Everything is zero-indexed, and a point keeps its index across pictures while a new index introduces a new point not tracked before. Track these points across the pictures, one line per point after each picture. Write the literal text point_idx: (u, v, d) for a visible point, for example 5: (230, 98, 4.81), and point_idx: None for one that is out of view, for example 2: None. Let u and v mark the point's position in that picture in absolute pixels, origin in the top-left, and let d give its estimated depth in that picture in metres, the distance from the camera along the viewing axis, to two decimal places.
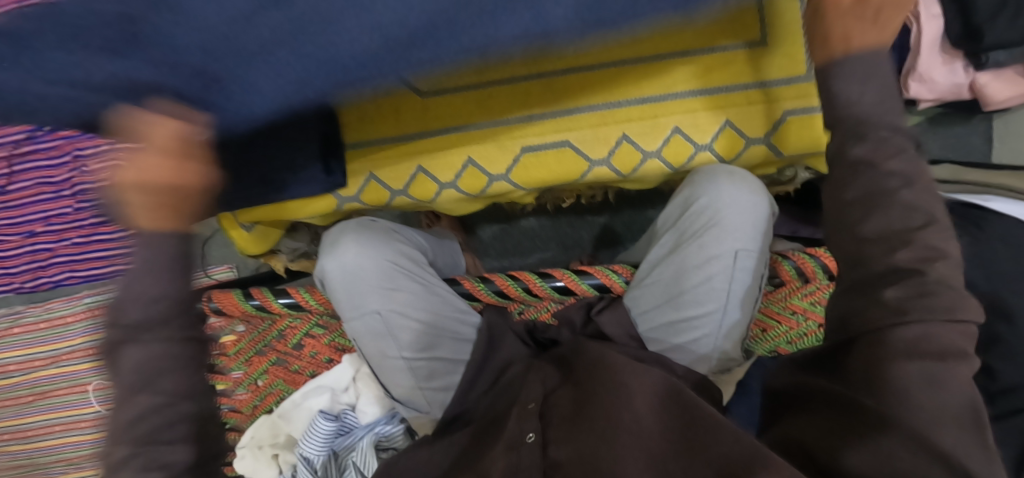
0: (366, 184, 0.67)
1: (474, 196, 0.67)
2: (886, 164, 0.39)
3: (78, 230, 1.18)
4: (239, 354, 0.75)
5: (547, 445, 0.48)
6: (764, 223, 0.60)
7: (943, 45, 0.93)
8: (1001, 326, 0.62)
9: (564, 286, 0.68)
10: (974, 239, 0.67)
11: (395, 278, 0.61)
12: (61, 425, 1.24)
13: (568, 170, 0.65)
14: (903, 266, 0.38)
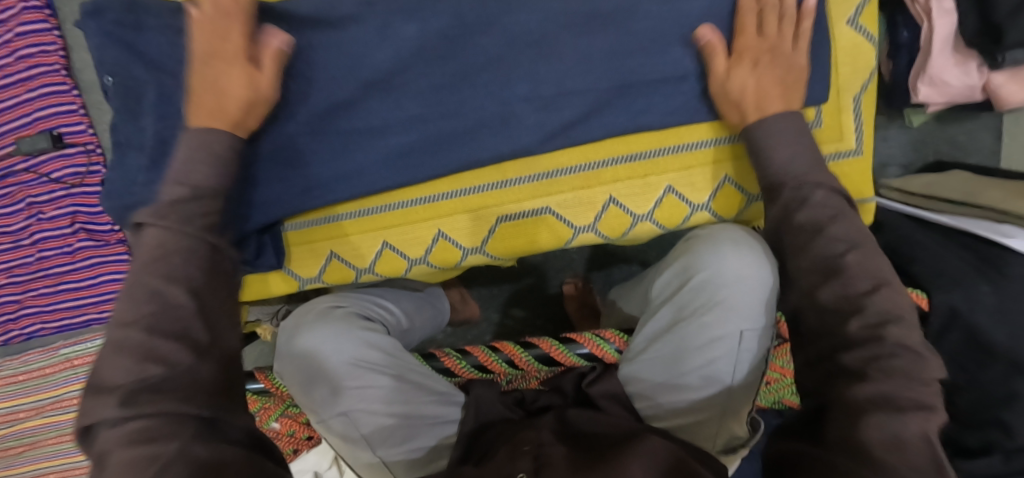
0: (327, 264, 0.61)
1: (447, 269, 0.61)
2: (830, 230, 0.43)
3: (44, 280, 1.13)
4: None
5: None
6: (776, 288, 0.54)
7: (956, 44, 0.85)
8: (1019, 382, 0.58)
9: (549, 357, 0.64)
10: (996, 289, 0.61)
11: (366, 374, 0.57)
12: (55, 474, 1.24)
13: (551, 238, 0.60)
14: (856, 338, 0.41)
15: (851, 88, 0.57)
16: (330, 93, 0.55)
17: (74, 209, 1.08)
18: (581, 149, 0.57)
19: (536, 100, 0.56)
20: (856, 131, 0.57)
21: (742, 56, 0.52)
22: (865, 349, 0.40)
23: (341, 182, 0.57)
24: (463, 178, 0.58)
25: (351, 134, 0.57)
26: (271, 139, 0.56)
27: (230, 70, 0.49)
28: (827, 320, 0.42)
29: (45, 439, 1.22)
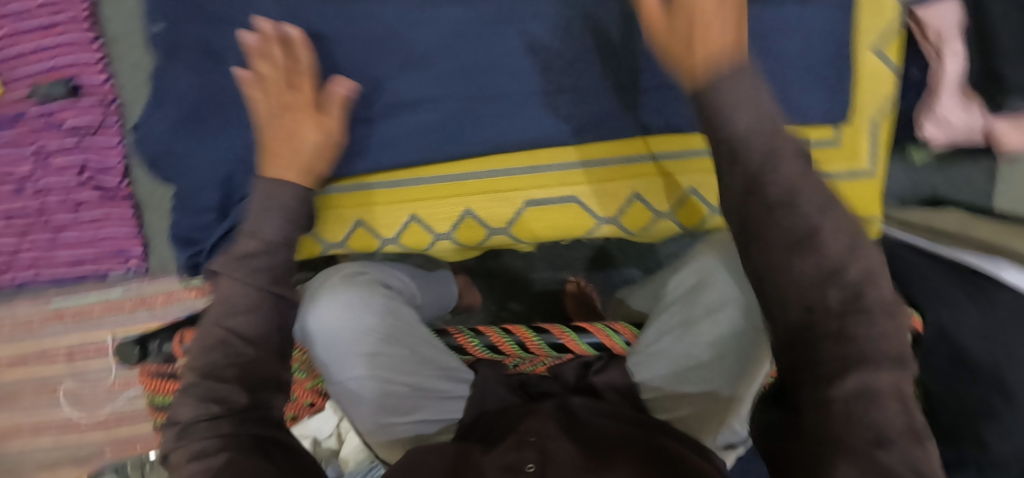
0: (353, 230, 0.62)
1: (468, 247, 0.63)
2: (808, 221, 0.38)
3: (44, 228, 1.11)
4: None
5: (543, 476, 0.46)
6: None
7: (962, 86, 0.90)
8: (998, 400, 0.63)
9: (561, 344, 0.65)
10: (983, 311, 0.65)
11: (380, 341, 0.58)
12: (31, 428, 1.21)
13: (574, 226, 0.62)
14: (856, 307, 0.37)
15: (871, 113, 0.60)
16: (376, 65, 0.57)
17: (84, 159, 1.08)
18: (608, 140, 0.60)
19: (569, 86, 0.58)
20: (872, 153, 0.60)
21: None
22: (834, 297, 0.37)
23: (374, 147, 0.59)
24: (495, 159, 0.60)
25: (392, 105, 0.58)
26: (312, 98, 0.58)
27: (304, 122, 0.51)
28: (783, 291, 0.38)
29: (26, 390, 1.20)
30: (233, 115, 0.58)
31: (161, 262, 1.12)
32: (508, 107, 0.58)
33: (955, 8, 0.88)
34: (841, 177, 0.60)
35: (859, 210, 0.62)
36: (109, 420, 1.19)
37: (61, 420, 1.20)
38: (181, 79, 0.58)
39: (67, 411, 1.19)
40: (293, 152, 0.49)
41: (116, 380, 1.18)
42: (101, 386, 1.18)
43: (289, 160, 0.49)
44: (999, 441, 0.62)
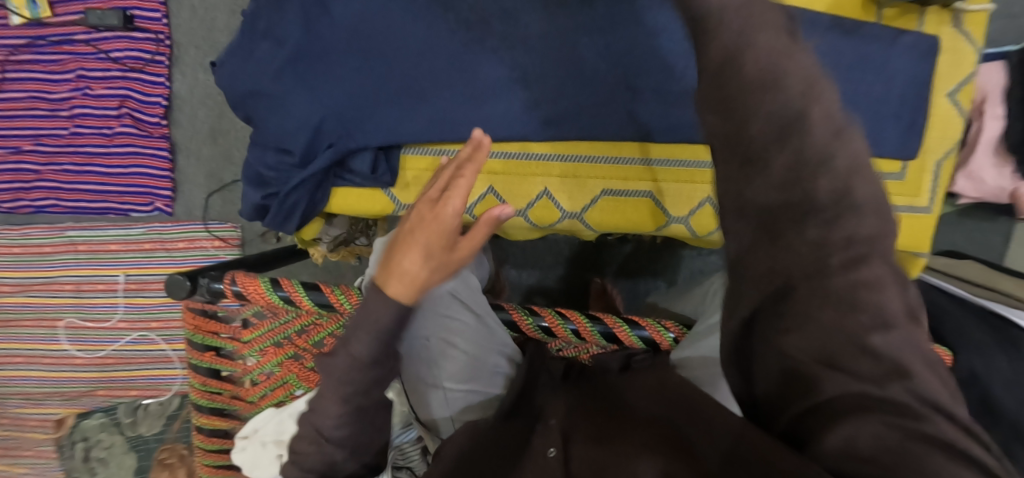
0: None
1: (541, 226, 0.65)
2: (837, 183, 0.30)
3: (70, 157, 1.08)
4: (254, 343, 0.69)
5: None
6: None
7: (1000, 147, 0.94)
8: (1015, 447, 0.65)
9: (612, 333, 0.65)
10: (1012, 358, 0.68)
11: (451, 308, 0.62)
12: (25, 357, 1.19)
13: (643, 222, 0.63)
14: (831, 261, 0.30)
15: (938, 151, 0.61)
16: (474, 43, 0.58)
17: (125, 93, 1.05)
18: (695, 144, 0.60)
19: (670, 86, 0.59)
20: (932, 192, 0.62)
21: None
22: (846, 279, 0.29)
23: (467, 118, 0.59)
24: (581, 147, 0.61)
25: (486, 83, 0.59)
26: (419, 65, 0.58)
27: (427, 240, 0.43)
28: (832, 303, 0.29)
29: (25, 319, 1.17)
30: (333, 66, 0.58)
31: (189, 210, 1.11)
32: (605, 100, 0.59)
33: (999, 72, 0.94)
34: (898, 211, 0.62)
35: (913, 245, 0.64)
36: (108, 360, 1.17)
37: (59, 353, 1.18)
38: (287, 22, 0.58)
39: (66, 345, 1.17)
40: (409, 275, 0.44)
41: (121, 320, 1.15)
42: (105, 325, 1.16)
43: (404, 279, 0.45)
44: None
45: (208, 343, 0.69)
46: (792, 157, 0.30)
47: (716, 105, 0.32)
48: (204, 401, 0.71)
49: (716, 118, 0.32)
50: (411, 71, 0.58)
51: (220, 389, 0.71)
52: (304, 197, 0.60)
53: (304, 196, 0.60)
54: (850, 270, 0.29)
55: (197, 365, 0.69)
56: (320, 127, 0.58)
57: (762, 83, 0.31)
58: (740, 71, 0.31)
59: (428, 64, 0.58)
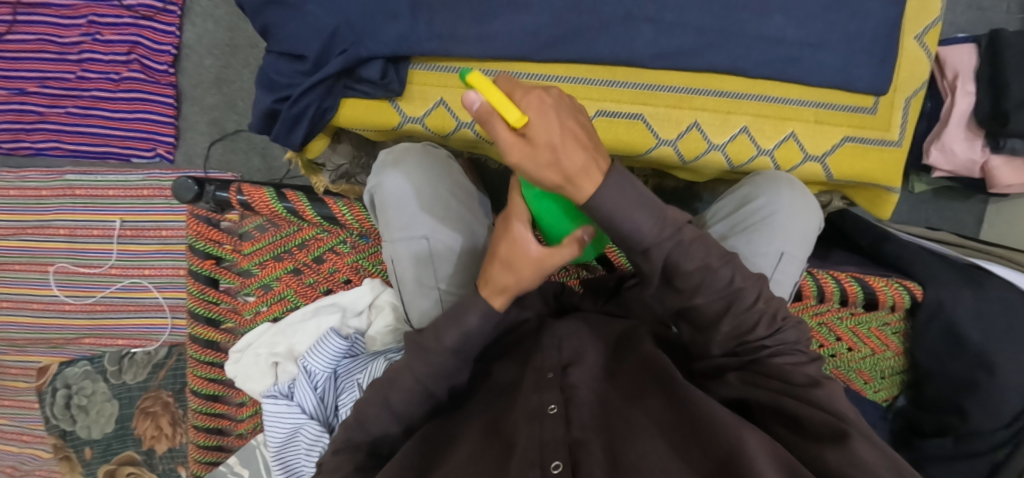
0: (433, 109, 0.66)
1: None
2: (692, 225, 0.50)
3: (76, 101, 1.10)
4: (254, 255, 0.72)
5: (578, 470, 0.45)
6: (810, 230, 0.62)
7: (970, 122, 1.00)
8: (980, 375, 0.68)
9: (602, 254, 0.74)
10: (977, 294, 0.71)
11: (450, 206, 0.60)
12: (12, 302, 1.18)
13: (635, 144, 0.66)
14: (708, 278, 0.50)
15: (907, 89, 0.67)
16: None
17: (135, 40, 1.08)
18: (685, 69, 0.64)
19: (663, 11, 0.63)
20: (900, 127, 0.67)
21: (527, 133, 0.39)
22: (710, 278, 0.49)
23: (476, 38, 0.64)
24: (577, 69, 0.65)
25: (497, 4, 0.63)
26: None
27: (515, 253, 0.49)
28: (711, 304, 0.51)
29: (15, 262, 1.17)
30: None
31: (188, 158, 1.14)
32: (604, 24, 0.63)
33: (970, 52, 1.00)
34: (870, 143, 0.67)
35: (884, 178, 0.69)
36: (97, 307, 1.17)
37: (47, 299, 1.17)
38: None
39: (54, 291, 1.17)
40: (498, 286, 0.52)
41: (114, 266, 1.15)
42: (97, 271, 1.16)
43: (492, 289, 0.52)
44: (980, 413, 0.69)
45: (210, 251, 0.71)
46: (662, 250, 0.48)
47: (549, 164, 0.40)
48: (199, 310, 0.73)
49: (559, 171, 0.41)
50: None
51: (217, 300, 0.73)
52: (318, 98, 0.65)
53: (318, 97, 0.65)
54: (710, 285, 0.49)
55: (197, 272, 0.72)
56: (336, 33, 0.62)
57: (592, 166, 0.42)
58: (562, 144, 0.40)
59: None
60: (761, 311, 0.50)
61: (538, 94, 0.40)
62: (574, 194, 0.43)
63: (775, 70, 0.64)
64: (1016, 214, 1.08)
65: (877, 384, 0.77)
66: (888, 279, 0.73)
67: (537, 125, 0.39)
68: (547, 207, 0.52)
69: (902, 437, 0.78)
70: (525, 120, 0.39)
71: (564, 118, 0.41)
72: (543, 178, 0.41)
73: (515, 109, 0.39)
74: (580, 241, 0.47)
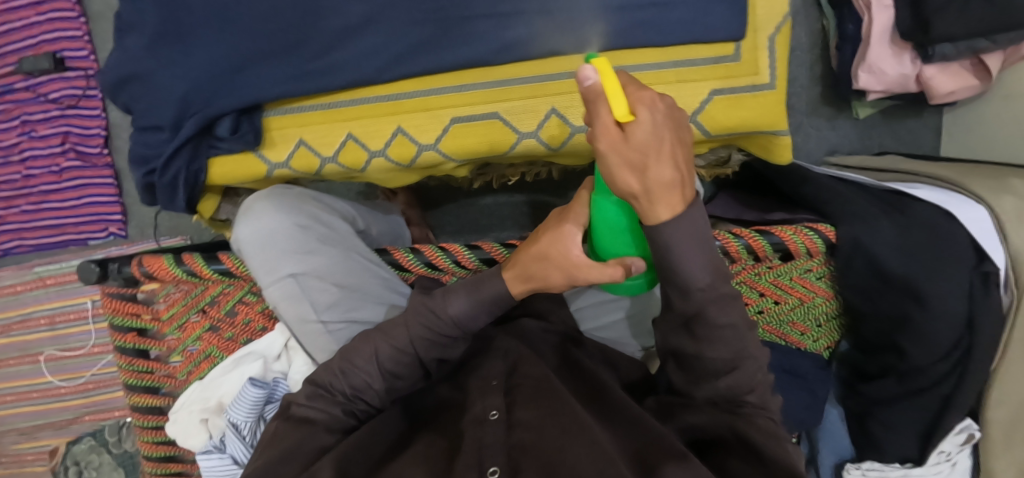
0: (294, 151, 0.67)
1: (401, 165, 0.66)
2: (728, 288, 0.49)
3: (27, 198, 1.16)
4: (173, 320, 0.75)
5: (518, 470, 0.45)
6: None
7: (894, 36, 0.94)
8: (911, 306, 0.65)
9: (491, 259, 0.67)
10: (895, 222, 0.67)
11: (309, 242, 0.62)
12: (14, 395, 1.25)
13: (496, 143, 0.65)
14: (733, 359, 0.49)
15: (765, 27, 0.63)
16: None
17: (66, 130, 1.13)
18: (533, 56, 0.62)
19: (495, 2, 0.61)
20: (769, 68, 0.64)
21: (631, 131, 0.38)
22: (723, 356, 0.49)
23: (319, 69, 0.63)
24: (425, 81, 0.64)
25: (330, 34, 0.62)
26: (269, 31, 0.62)
27: (555, 243, 0.52)
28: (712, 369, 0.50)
29: (9, 358, 1.23)
30: (192, 42, 0.63)
31: (141, 229, 1.20)
32: (445, 33, 0.62)
33: None
34: (741, 92, 0.64)
35: (766, 124, 0.65)
36: (89, 385, 1.23)
37: (44, 386, 1.24)
38: (144, 9, 0.64)
39: (48, 377, 1.23)
40: (527, 275, 0.54)
41: (96, 345, 1.21)
42: (81, 352, 1.22)
43: (522, 279, 0.55)
44: (916, 347, 0.65)
45: (130, 325, 0.74)
46: (706, 298, 0.47)
47: (633, 166, 0.40)
48: (133, 382, 0.76)
49: (641, 179, 0.40)
50: (261, 35, 0.62)
51: (149, 368, 0.77)
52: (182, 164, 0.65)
53: (184, 163, 0.66)
54: (728, 344, 0.49)
55: (123, 346, 0.75)
56: (183, 99, 0.63)
57: (672, 189, 0.41)
58: (654, 154, 0.39)
59: (271, 27, 0.62)
60: (760, 380, 0.51)
61: (652, 94, 0.38)
62: (646, 208, 0.42)
63: (623, 36, 0.62)
64: (974, 118, 1.04)
65: (816, 333, 0.74)
66: (798, 225, 0.70)
67: (641, 125, 0.38)
68: (611, 212, 0.52)
69: (849, 383, 0.75)
70: (631, 117, 0.38)
71: (675, 136, 0.40)
72: (620, 178, 0.40)
73: (624, 102, 0.38)
74: (625, 265, 0.49)
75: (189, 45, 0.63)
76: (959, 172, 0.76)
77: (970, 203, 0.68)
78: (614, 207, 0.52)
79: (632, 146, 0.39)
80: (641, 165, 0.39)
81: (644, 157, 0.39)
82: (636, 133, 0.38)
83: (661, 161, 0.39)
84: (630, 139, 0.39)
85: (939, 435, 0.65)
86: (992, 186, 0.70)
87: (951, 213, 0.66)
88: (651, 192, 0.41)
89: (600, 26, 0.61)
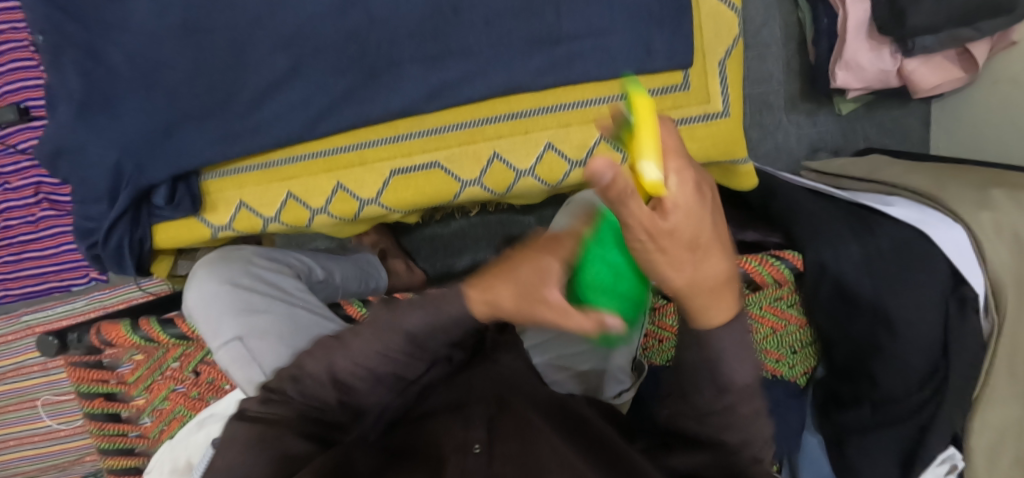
0: (236, 213, 0.66)
1: (345, 220, 0.64)
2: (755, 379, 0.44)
3: (7, 249, 1.15)
4: (138, 382, 0.74)
5: None
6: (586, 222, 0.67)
7: (872, 30, 0.89)
8: (882, 335, 0.62)
9: None
10: (863, 246, 0.63)
11: (253, 301, 0.63)
12: (16, 440, 1.27)
13: (439, 193, 0.63)
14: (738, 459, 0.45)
15: (716, 52, 0.60)
16: (235, 47, 0.60)
17: (37, 180, 1.10)
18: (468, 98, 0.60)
19: (425, 50, 0.59)
20: (722, 93, 0.60)
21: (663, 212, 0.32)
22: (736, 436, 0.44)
23: (250, 130, 0.62)
24: (359, 134, 0.62)
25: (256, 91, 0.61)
26: (199, 99, 0.62)
27: (531, 262, 0.40)
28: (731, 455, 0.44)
29: (7, 405, 1.25)
30: (121, 111, 0.62)
31: None
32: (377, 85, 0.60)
33: None
34: (693, 121, 0.60)
35: (722, 153, 0.62)
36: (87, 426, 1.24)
37: (43, 430, 1.25)
38: (67, 79, 0.62)
39: (47, 421, 1.25)
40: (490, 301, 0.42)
41: None
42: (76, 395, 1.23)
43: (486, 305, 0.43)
44: (887, 377, 0.63)
45: (96, 391, 0.74)
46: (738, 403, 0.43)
47: (677, 261, 0.35)
48: (106, 446, 0.76)
49: (688, 272, 0.35)
50: (189, 103, 0.62)
51: (120, 431, 0.77)
52: (123, 234, 0.65)
53: (124, 232, 0.65)
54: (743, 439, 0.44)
55: (92, 412, 0.75)
56: (118, 169, 0.62)
57: (723, 284, 0.37)
58: (699, 243, 0.34)
59: (199, 93, 0.61)
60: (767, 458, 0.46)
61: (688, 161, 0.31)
62: (697, 307, 0.39)
63: (561, 72, 0.59)
64: (963, 109, 0.99)
65: (791, 360, 0.72)
66: (764, 253, 0.66)
67: (676, 204, 0.32)
68: (613, 266, 0.43)
69: (825, 409, 0.72)
70: (661, 191, 0.32)
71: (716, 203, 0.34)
72: (663, 272, 0.36)
73: (653, 167, 0.31)
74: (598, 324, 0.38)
75: (122, 116, 0.62)
76: (938, 181, 0.72)
77: (947, 223, 0.64)
78: (620, 261, 0.43)
79: (667, 235, 0.33)
80: (684, 257, 0.34)
81: (686, 251, 0.34)
82: (674, 217, 0.32)
83: (703, 244, 0.34)
84: (664, 225, 0.32)
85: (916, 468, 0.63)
86: (971, 201, 0.66)
87: (924, 233, 0.63)
88: (691, 285, 0.36)
89: (534, 65, 0.58)
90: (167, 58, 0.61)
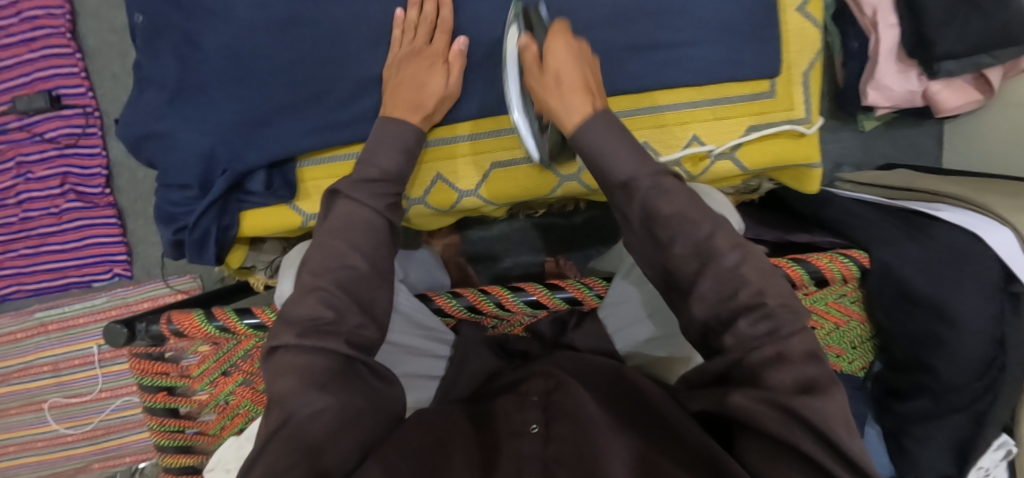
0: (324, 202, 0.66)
1: (439, 209, 0.66)
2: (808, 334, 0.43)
3: (26, 241, 1.12)
4: (203, 377, 0.71)
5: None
6: None
7: (900, 53, 0.96)
8: (941, 330, 0.67)
9: (536, 301, 0.67)
10: (922, 246, 0.68)
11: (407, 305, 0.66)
12: (17, 445, 1.19)
13: (537, 187, 0.66)
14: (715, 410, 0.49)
15: (800, 64, 0.65)
16: (340, 37, 0.62)
17: (64, 170, 1.09)
18: None
19: None
20: (804, 101, 0.65)
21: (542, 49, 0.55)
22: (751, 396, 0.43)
23: (346, 121, 0.63)
24: (460, 128, 0.64)
25: (362, 83, 0.63)
26: (294, 92, 0.62)
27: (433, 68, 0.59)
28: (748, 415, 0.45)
29: (12, 407, 1.18)
30: (215, 99, 0.62)
31: (147, 269, 1.17)
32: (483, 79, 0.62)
33: None
34: (775, 127, 0.65)
35: (802, 156, 0.66)
36: (97, 431, 1.18)
37: (48, 435, 1.19)
38: (164, 65, 0.63)
39: (54, 425, 1.18)
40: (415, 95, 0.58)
41: (103, 390, 1.16)
42: (88, 398, 1.17)
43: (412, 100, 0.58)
44: (950, 369, 0.67)
45: (159, 384, 0.71)
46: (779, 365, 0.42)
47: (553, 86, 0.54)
48: (165, 442, 0.73)
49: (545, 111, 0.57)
50: (285, 93, 0.62)
51: (180, 427, 0.74)
52: (214, 222, 0.64)
53: (210, 218, 0.64)
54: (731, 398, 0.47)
55: (153, 407, 0.72)
56: (212, 155, 0.62)
57: (581, 89, 0.54)
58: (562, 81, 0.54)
59: (292, 83, 0.62)
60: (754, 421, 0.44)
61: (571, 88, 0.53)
62: (562, 113, 0.54)
63: (660, 76, 0.62)
64: (972, 129, 1.08)
65: (852, 355, 0.76)
66: (831, 252, 0.70)
67: (554, 59, 0.54)
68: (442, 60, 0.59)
69: (884, 403, 0.76)
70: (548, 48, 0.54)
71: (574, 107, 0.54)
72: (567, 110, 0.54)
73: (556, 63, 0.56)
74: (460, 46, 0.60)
75: (219, 102, 0.62)
76: (973, 190, 0.79)
77: (996, 225, 0.70)
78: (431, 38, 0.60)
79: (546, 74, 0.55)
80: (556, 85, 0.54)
81: (560, 95, 0.54)
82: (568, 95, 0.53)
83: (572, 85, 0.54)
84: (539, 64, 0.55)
85: (974, 454, 0.67)
86: (1012, 207, 0.73)
87: (975, 234, 0.68)
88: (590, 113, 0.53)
89: (636, 69, 0.62)
90: (267, 45, 0.62)
